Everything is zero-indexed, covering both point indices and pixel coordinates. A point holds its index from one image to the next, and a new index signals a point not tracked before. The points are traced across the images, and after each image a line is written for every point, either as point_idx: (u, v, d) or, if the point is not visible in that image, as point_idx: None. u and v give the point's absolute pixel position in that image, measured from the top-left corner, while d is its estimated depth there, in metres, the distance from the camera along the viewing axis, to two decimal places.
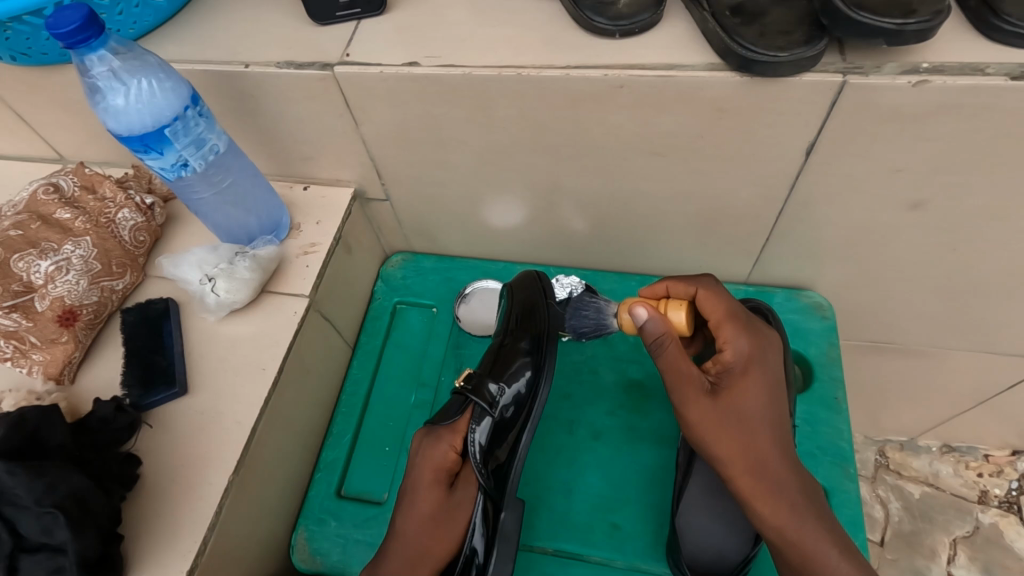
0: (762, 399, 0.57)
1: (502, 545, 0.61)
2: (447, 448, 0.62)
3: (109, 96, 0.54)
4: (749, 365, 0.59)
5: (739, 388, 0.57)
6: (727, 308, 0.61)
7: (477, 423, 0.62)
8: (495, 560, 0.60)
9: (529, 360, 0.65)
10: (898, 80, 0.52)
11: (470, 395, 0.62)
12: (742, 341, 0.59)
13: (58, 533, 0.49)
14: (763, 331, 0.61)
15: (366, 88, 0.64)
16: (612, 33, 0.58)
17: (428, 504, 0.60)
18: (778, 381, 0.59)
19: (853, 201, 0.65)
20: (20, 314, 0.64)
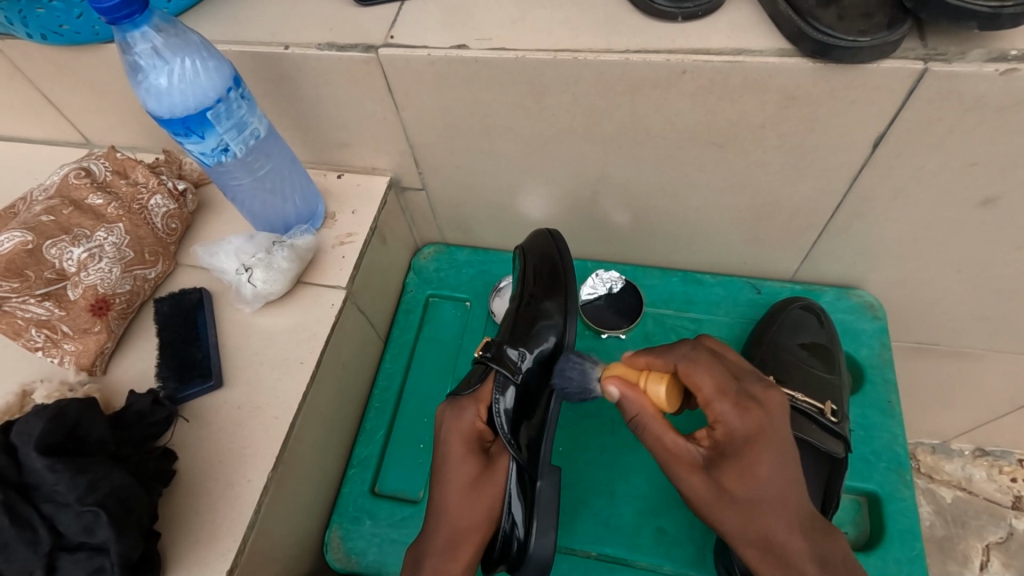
0: (783, 467, 0.48)
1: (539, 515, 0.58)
2: (473, 418, 0.60)
3: (150, 75, 0.52)
4: (751, 435, 0.49)
5: (748, 469, 0.48)
6: (714, 377, 0.50)
7: (501, 393, 0.59)
8: (537, 535, 0.57)
9: (554, 323, 0.64)
10: (985, 68, 0.49)
11: (492, 364, 0.60)
12: (732, 414, 0.49)
13: (100, 531, 0.47)
14: (755, 415, 0.49)
15: (410, 71, 0.61)
16: (674, 15, 0.56)
17: (465, 474, 0.57)
18: (784, 434, 0.50)
19: (919, 196, 0.62)
20: (53, 302, 0.62)
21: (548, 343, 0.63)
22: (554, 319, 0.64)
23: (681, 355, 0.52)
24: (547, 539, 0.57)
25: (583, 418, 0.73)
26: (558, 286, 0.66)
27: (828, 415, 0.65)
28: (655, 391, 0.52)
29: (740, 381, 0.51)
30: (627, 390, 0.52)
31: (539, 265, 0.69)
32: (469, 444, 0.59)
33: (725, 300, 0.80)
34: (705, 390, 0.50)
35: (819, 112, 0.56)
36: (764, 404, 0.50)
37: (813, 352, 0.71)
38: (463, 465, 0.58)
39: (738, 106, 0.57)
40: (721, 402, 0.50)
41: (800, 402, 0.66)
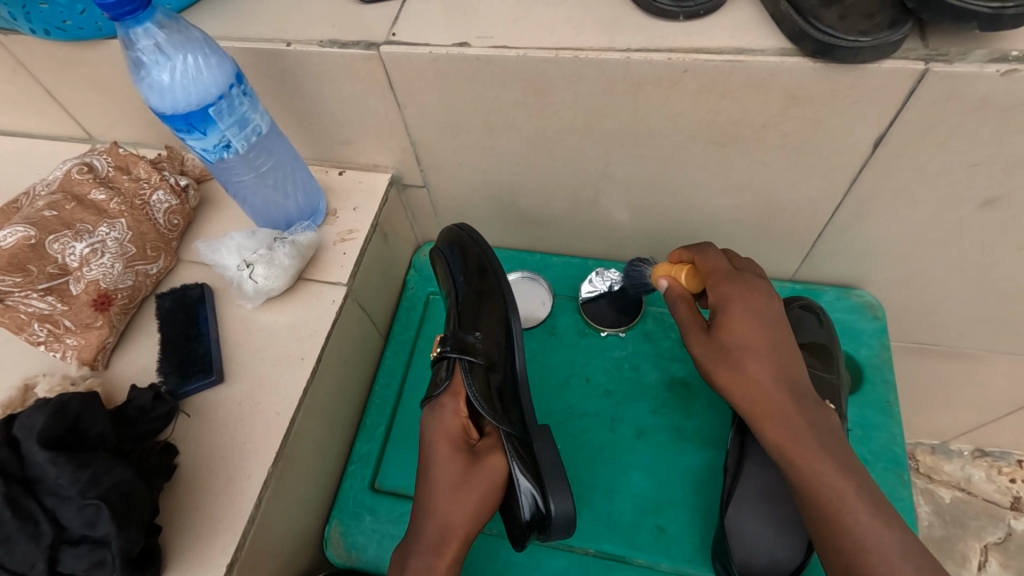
0: (759, 341, 0.57)
1: (549, 480, 0.59)
2: (453, 412, 0.62)
3: (153, 71, 0.52)
4: (739, 304, 0.59)
5: (732, 320, 0.58)
6: (725, 261, 0.62)
7: (470, 381, 0.62)
8: (554, 498, 0.58)
9: (494, 299, 0.67)
10: (987, 68, 0.49)
11: (456, 354, 0.63)
12: (731, 286, 0.59)
13: (101, 525, 0.48)
14: (765, 284, 0.60)
15: (412, 68, 0.62)
16: (676, 15, 0.56)
17: (453, 470, 0.58)
18: (783, 332, 0.58)
19: (920, 196, 0.62)
20: (55, 297, 0.62)
21: (493, 319, 0.66)
22: (496, 301, 0.67)
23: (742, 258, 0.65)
24: (566, 499, 0.58)
25: (581, 417, 0.73)
26: (484, 265, 0.69)
27: None
28: (681, 276, 0.64)
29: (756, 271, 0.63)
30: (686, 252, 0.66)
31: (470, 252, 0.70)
32: (456, 441, 0.60)
33: None
34: (712, 266, 0.62)
35: (822, 112, 0.56)
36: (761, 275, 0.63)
37: (813, 352, 0.71)
38: (446, 460, 0.59)
39: (740, 104, 0.57)
40: (714, 275, 0.61)
41: None
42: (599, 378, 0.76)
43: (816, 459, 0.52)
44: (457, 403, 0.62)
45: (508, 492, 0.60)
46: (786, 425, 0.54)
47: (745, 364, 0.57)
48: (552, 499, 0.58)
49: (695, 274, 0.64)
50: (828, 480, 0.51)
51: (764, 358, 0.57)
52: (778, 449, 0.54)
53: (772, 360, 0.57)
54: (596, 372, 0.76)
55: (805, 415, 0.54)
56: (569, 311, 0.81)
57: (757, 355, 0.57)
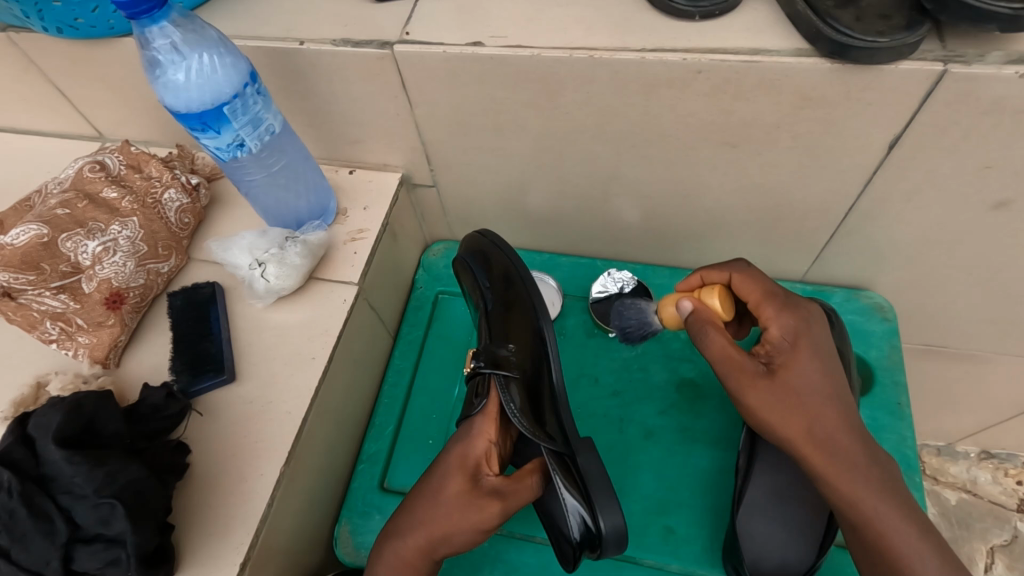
0: (823, 373, 0.53)
1: (596, 494, 0.55)
2: (478, 435, 0.59)
3: (168, 70, 0.52)
4: (796, 339, 0.55)
5: (796, 359, 0.54)
6: (767, 285, 0.57)
7: (507, 395, 0.60)
8: (603, 512, 0.54)
9: (524, 306, 0.65)
10: (1005, 70, 0.49)
11: (487, 369, 0.62)
12: (785, 316, 0.56)
13: (116, 524, 0.48)
14: (810, 311, 0.57)
15: (425, 68, 0.61)
16: (690, 15, 0.55)
17: (448, 493, 0.57)
18: (833, 361, 0.55)
19: (933, 198, 0.62)
20: (68, 295, 0.63)
21: (524, 328, 0.64)
22: (523, 307, 0.65)
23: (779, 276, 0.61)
24: (616, 512, 0.55)
25: (590, 418, 0.73)
26: (512, 272, 0.67)
27: None
28: (712, 301, 0.57)
29: (794, 293, 0.59)
30: (715, 268, 0.60)
31: (494, 263, 0.69)
32: (466, 463, 0.58)
33: None
34: (755, 296, 0.57)
35: (836, 113, 0.56)
36: (803, 297, 0.59)
37: None
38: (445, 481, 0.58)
39: (753, 105, 0.57)
40: (769, 304, 0.56)
41: None
42: (608, 379, 0.75)
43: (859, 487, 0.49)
44: (485, 423, 0.60)
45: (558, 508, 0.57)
46: (835, 459, 0.50)
47: (810, 393, 0.52)
48: (602, 513, 0.54)
49: (729, 296, 0.58)
50: (870, 506, 0.48)
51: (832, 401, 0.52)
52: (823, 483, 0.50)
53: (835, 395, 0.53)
54: (605, 372, 0.76)
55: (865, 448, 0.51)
56: (578, 311, 0.81)
57: (819, 388, 0.52)
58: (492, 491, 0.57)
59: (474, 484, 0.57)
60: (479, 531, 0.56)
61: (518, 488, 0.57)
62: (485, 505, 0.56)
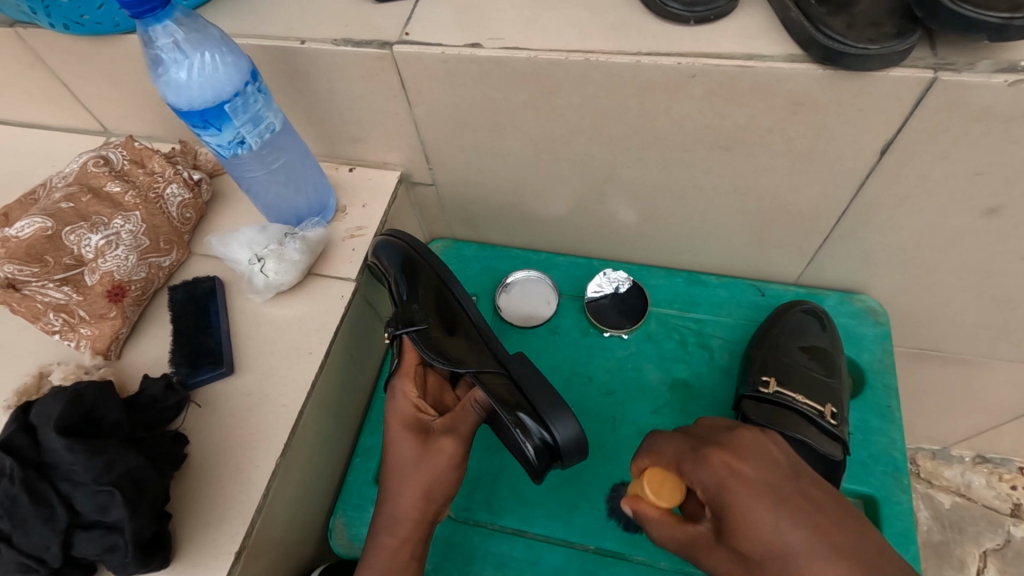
0: (789, 525, 0.43)
1: (542, 409, 0.59)
2: (403, 396, 0.63)
3: (171, 69, 0.53)
4: (722, 484, 0.46)
5: (741, 521, 0.44)
6: (676, 445, 0.51)
7: (424, 345, 0.64)
8: (555, 423, 0.58)
9: (428, 272, 0.70)
10: (993, 79, 0.50)
11: (403, 330, 0.64)
12: (699, 471, 0.47)
13: (114, 511, 0.49)
14: (722, 459, 0.47)
15: (424, 68, 0.62)
16: (686, 19, 0.56)
17: (404, 452, 0.59)
18: (795, 496, 0.45)
19: (924, 204, 0.63)
20: (71, 287, 0.64)
21: (427, 289, 0.69)
22: (428, 271, 0.70)
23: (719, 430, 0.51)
24: (565, 419, 0.59)
25: (585, 417, 0.74)
26: (411, 242, 0.71)
27: (827, 418, 0.67)
28: (642, 489, 0.51)
29: (716, 443, 0.49)
30: (659, 447, 0.53)
31: (415, 279, 0.68)
32: (406, 419, 0.61)
33: (729, 302, 0.81)
34: (672, 453, 0.51)
35: (828, 119, 0.57)
36: (734, 450, 0.47)
37: (814, 356, 0.72)
38: (395, 440, 0.60)
39: (748, 110, 0.58)
40: (685, 463, 0.49)
41: (800, 405, 0.68)
42: (601, 377, 0.77)
43: None
44: (406, 382, 0.64)
45: (511, 441, 0.59)
46: None
47: (775, 563, 0.42)
48: (555, 424, 0.58)
49: (663, 479, 0.51)
50: None
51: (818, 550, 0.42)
52: None
53: (824, 547, 0.42)
54: (599, 370, 0.77)
55: None
56: (573, 310, 0.81)
57: (803, 552, 0.42)
58: (444, 430, 0.59)
59: (424, 434, 0.60)
60: (457, 467, 0.58)
61: (462, 419, 0.60)
62: (444, 444, 0.58)
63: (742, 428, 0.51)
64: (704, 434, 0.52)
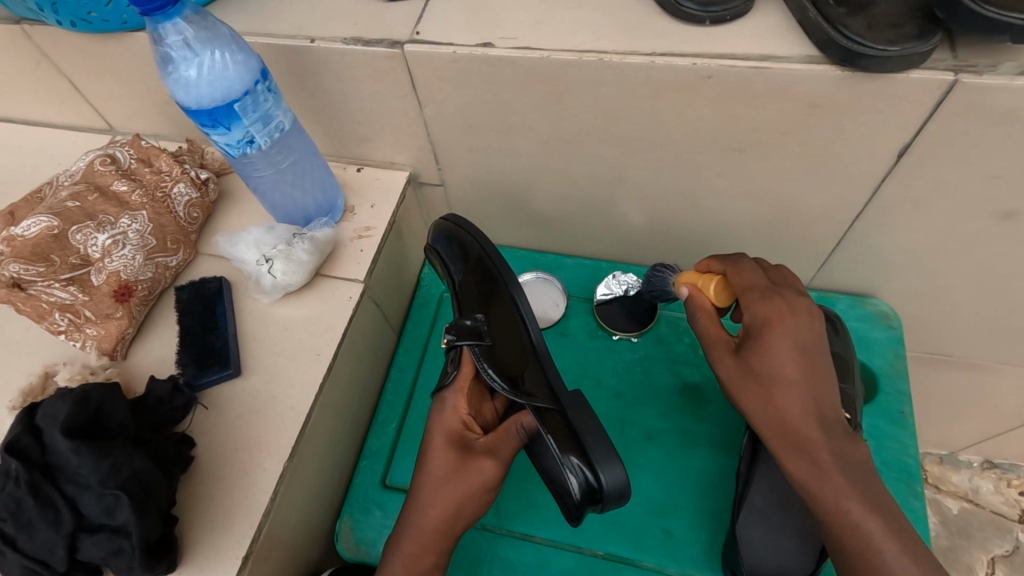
0: (796, 377, 0.54)
1: (594, 451, 0.56)
2: (452, 409, 0.62)
3: (180, 66, 0.53)
4: (766, 324, 0.56)
5: (762, 347, 0.55)
6: (757, 277, 0.59)
7: (483, 362, 0.62)
8: (603, 467, 0.56)
9: (492, 283, 0.67)
10: (1015, 81, 0.49)
11: (463, 342, 0.62)
12: (757, 303, 0.57)
13: (120, 514, 0.48)
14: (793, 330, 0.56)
15: (434, 68, 0.62)
16: (701, 19, 0.55)
17: (443, 466, 0.58)
18: (816, 361, 0.55)
19: (940, 207, 0.62)
20: (77, 287, 0.63)
21: (490, 300, 0.66)
22: (491, 282, 0.67)
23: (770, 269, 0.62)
24: (615, 465, 0.56)
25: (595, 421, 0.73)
26: (478, 252, 0.68)
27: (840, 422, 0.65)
28: (708, 288, 0.62)
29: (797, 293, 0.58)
30: (715, 263, 0.63)
31: (478, 274, 0.67)
32: (450, 434, 0.60)
33: None
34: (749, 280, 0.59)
35: (845, 121, 0.56)
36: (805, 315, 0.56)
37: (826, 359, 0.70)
38: (435, 452, 0.59)
39: (763, 112, 0.57)
40: (754, 295, 0.57)
41: None
42: (610, 380, 0.76)
43: (843, 495, 0.50)
44: (457, 397, 0.62)
45: (555, 474, 0.57)
46: (810, 458, 0.51)
47: (769, 412, 0.54)
48: (603, 469, 0.55)
49: (724, 287, 0.62)
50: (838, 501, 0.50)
51: (802, 395, 0.54)
52: (801, 484, 0.52)
53: (810, 396, 0.54)
54: (608, 373, 0.76)
55: (831, 444, 0.52)
56: (582, 312, 0.81)
57: (796, 418, 0.53)
58: (485, 451, 0.59)
59: (466, 451, 0.59)
60: (488, 492, 0.59)
61: (505, 442, 0.60)
62: (483, 466, 0.58)
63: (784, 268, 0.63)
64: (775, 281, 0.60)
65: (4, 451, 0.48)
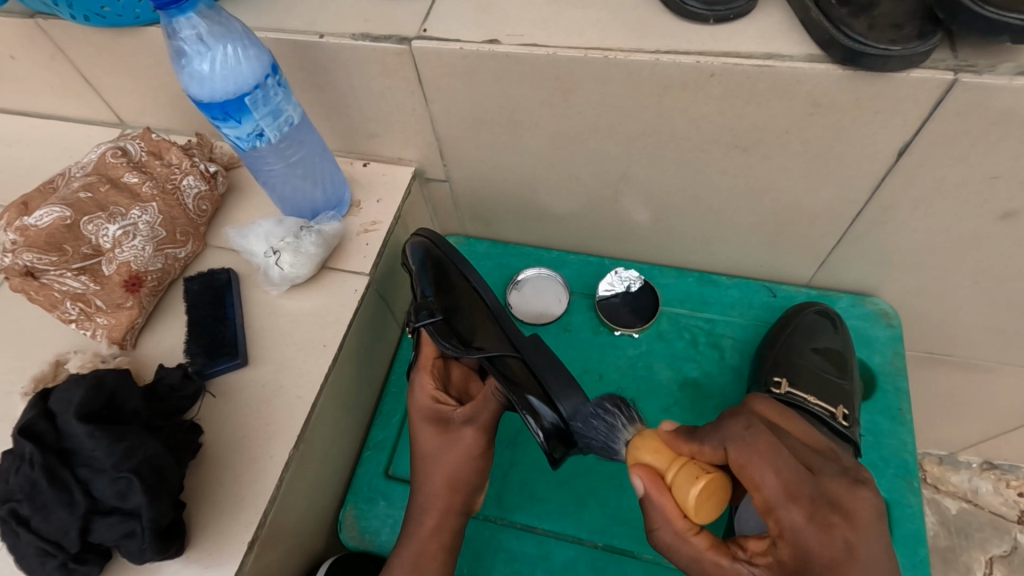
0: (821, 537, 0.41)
1: (553, 388, 0.57)
2: (421, 389, 0.64)
3: (194, 60, 0.53)
4: (825, 512, 0.42)
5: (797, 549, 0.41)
6: (781, 472, 0.43)
7: (440, 338, 0.62)
8: (564, 404, 0.56)
9: (445, 263, 0.69)
10: (1014, 81, 0.50)
11: (421, 323, 0.63)
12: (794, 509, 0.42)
13: (132, 497, 0.49)
14: (841, 534, 0.41)
15: (442, 64, 0.63)
16: (706, 18, 0.56)
17: (430, 444, 0.60)
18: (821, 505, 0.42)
19: (941, 206, 0.62)
20: (88, 276, 0.64)
21: (444, 279, 0.68)
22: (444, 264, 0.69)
23: (729, 437, 0.45)
24: (575, 400, 0.57)
25: None
26: (432, 244, 0.70)
27: (839, 419, 0.67)
28: (682, 488, 0.43)
29: (815, 478, 0.44)
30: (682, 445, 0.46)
31: (437, 263, 0.69)
32: (426, 414, 0.62)
33: (740, 302, 0.81)
34: (770, 489, 0.43)
35: (847, 120, 0.57)
36: (853, 515, 0.42)
37: (827, 357, 0.72)
38: (419, 433, 0.61)
39: (765, 109, 0.58)
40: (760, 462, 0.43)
41: (812, 406, 0.68)
42: (612, 375, 0.77)
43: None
44: (422, 375, 0.65)
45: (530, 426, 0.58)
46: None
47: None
48: (565, 406, 0.56)
49: (710, 489, 0.43)
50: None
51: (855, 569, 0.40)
52: None
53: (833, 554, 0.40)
54: (610, 368, 0.77)
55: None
56: (585, 308, 0.81)
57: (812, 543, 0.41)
58: (465, 420, 0.60)
59: (446, 424, 0.61)
60: (481, 455, 0.59)
61: (482, 408, 0.60)
62: (465, 434, 0.59)
63: (742, 418, 0.46)
64: (797, 451, 0.46)
65: (20, 433, 0.50)
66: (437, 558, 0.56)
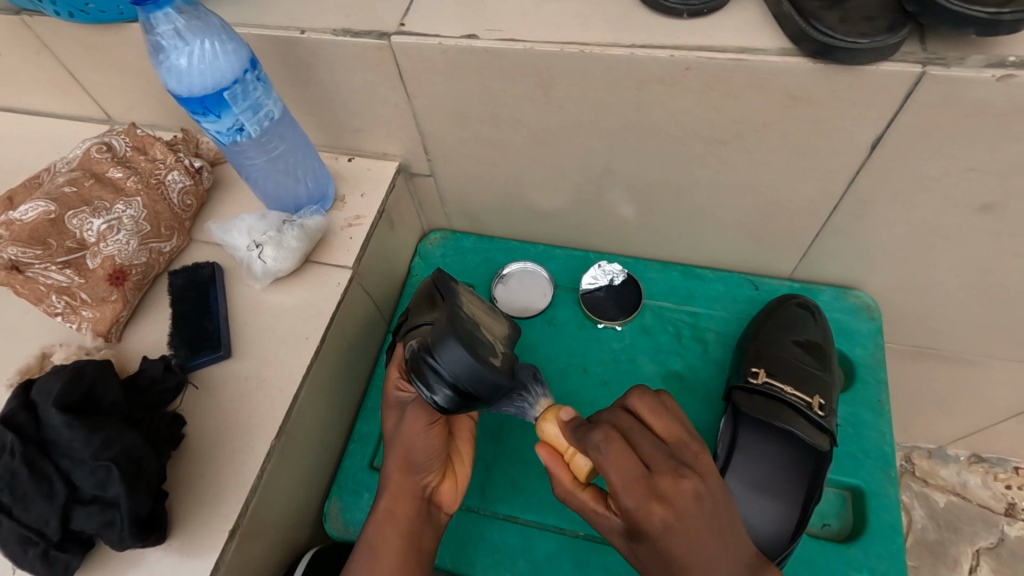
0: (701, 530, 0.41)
1: (433, 336, 0.46)
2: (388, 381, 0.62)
3: (172, 55, 0.54)
4: (648, 495, 0.41)
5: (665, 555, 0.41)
6: (620, 463, 0.42)
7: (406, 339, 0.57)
8: (439, 353, 0.44)
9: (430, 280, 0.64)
10: (984, 74, 0.50)
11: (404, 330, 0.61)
12: (627, 496, 0.41)
13: (111, 487, 0.50)
14: (660, 516, 0.41)
15: (422, 59, 0.63)
16: (680, 12, 0.57)
17: (390, 427, 0.62)
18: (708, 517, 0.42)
19: (917, 200, 0.63)
20: (73, 270, 0.65)
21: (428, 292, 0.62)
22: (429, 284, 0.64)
23: (591, 444, 0.44)
24: (451, 344, 0.44)
25: (577, 407, 0.75)
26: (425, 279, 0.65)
27: (816, 409, 0.68)
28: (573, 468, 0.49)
29: (649, 474, 0.42)
30: (570, 437, 0.48)
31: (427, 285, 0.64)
32: (390, 403, 0.63)
33: (723, 296, 0.81)
34: (616, 482, 0.42)
35: (821, 113, 0.57)
36: (672, 500, 0.41)
37: (808, 350, 0.73)
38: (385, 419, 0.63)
39: (741, 103, 0.59)
40: (615, 465, 0.42)
41: (790, 396, 0.68)
42: (595, 368, 0.77)
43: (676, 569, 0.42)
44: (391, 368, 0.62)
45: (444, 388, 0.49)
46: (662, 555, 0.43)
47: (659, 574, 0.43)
48: (437, 353, 0.44)
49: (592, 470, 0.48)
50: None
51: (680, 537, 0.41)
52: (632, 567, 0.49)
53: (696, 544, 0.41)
54: (592, 360, 0.78)
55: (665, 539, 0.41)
56: (569, 302, 0.82)
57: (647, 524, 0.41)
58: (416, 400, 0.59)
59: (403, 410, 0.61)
60: (430, 430, 0.58)
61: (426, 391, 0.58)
62: (414, 414, 0.58)
63: (602, 427, 0.44)
64: (646, 452, 0.43)
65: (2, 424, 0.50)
66: (402, 540, 0.58)
